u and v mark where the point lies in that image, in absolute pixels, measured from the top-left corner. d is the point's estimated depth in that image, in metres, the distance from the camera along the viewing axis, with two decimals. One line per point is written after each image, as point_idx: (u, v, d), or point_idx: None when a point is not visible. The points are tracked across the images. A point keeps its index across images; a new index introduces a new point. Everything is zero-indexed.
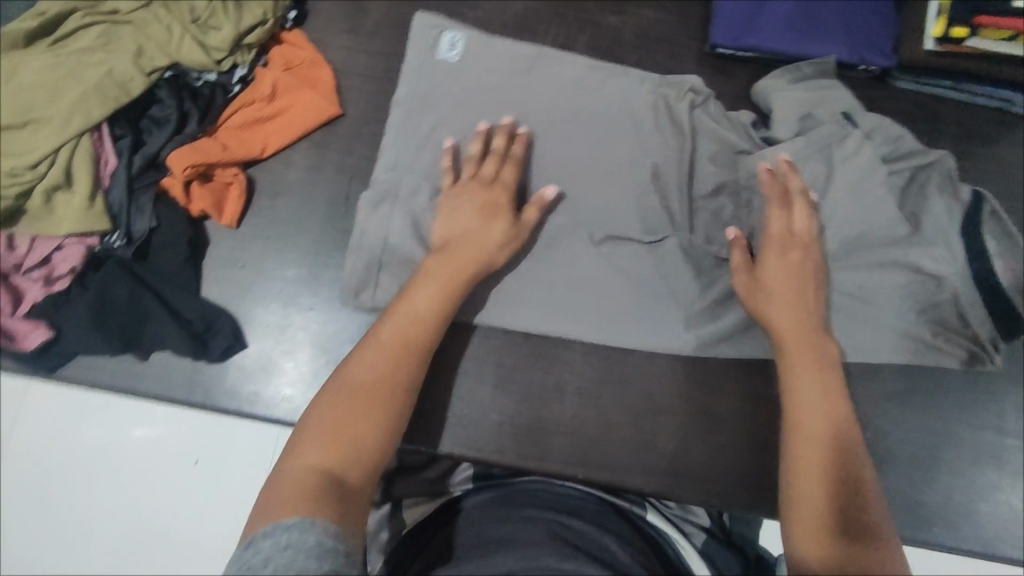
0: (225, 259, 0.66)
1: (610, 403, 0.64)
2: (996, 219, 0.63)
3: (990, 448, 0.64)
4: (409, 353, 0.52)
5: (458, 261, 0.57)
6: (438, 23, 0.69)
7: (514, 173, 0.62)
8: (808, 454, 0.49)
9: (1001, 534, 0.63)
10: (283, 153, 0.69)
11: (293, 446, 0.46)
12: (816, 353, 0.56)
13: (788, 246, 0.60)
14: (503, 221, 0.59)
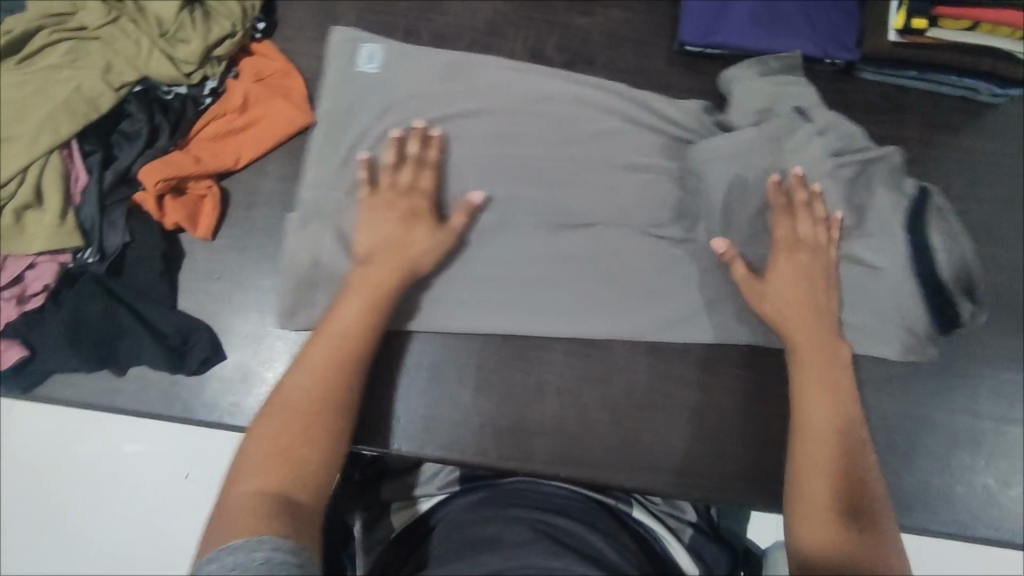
0: (200, 271, 0.66)
1: (590, 401, 0.65)
2: (942, 217, 0.66)
3: (965, 431, 0.65)
4: (339, 366, 0.54)
5: (380, 269, 0.59)
6: (354, 36, 0.69)
7: (433, 179, 0.64)
8: (817, 457, 0.52)
9: (979, 516, 0.64)
10: (256, 164, 0.70)
11: (236, 474, 0.47)
12: (825, 360, 0.58)
13: (791, 252, 0.62)
14: (426, 227, 0.61)
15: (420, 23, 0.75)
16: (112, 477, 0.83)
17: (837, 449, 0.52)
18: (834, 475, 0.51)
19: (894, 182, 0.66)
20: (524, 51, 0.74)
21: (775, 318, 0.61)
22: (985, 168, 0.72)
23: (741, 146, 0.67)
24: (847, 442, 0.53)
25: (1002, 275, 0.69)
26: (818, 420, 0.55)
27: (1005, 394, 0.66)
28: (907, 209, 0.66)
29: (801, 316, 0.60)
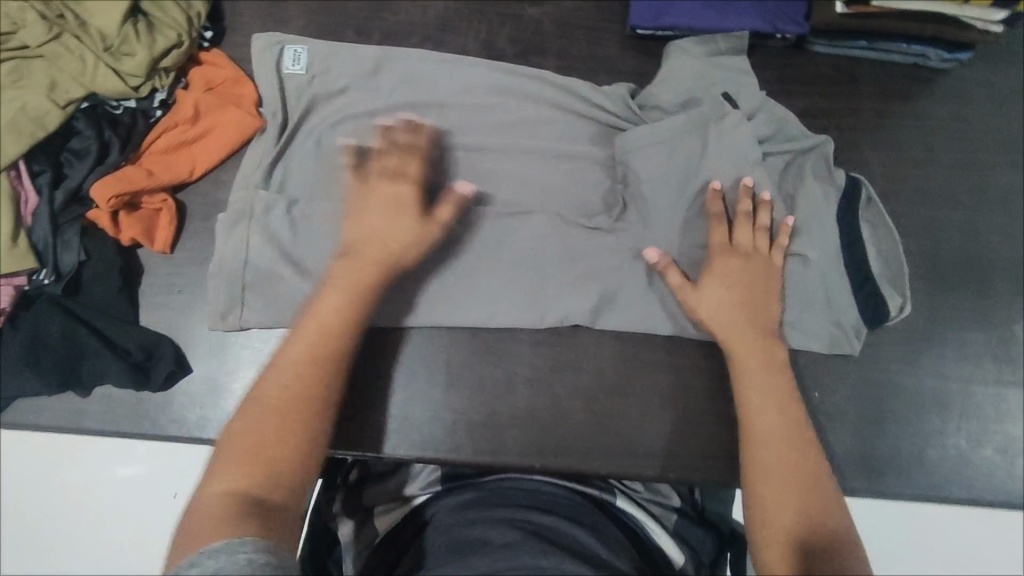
0: (160, 285, 0.65)
1: (562, 390, 0.65)
2: (872, 207, 0.67)
3: (933, 394, 0.66)
4: (320, 364, 0.52)
5: (363, 263, 0.57)
6: (279, 40, 0.70)
7: (419, 165, 0.61)
8: (770, 464, 0.52)
9: (951, 477, 0.64)
10: (212, 174, 0.69)
11: (208, 477, 0.47)
12: (767, 360, 0.59)
13: (726, 256, 0.62)
14: (411, 218, 0.59)
15: (370, 22, 0.74)
16: (103, 502, 0.83)
17: (789, 454, 0.52)
18: (789, 483, 0.51)
19: (823, 175, 0.68)
20: (477, 45, 0.74)
21: (713, 326, 0.60)
22: (939, 133, 0.73)
23: (696, 129, 0.67)
24: (802, 446, 0.53)
25: (962, 238, 0.70)
26: (769, 425, 0.55)
27: (971, 355, 0.67)
28: (836, 199, 0.67)
29: (745, 322, 0.60)
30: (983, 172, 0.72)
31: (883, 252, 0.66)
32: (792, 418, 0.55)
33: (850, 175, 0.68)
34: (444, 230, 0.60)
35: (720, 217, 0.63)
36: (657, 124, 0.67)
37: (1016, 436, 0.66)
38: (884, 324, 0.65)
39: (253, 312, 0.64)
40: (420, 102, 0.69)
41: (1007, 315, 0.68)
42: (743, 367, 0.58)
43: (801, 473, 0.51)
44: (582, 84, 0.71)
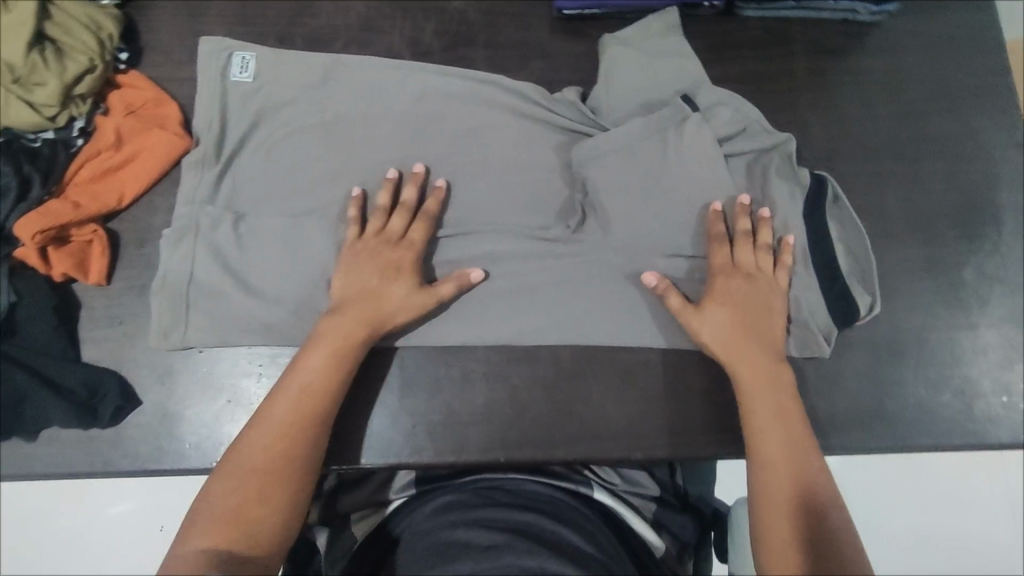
0: (100, 318, 0.64)
1: (520, 381, 0.64)
2: (838, 205, 0.67)
3: (888, 346, 0.66)
4: (297, 427, 0.53)
5: (352, 320, 0.58)
6: (227, 45, 0.69)
7: (423, 232, 0.63)
8: (775, 490, 0.53)
9: (915, 426, 0.64)
10: (144, 199, 0.67)
11: (188, 527, 0.49)
12: (773, 381, 0.58)
13: (730, 276, 0.62)
14: (405, 284, 0.60)
15: (292, 29, 0.73)
16: (92, 544, 0.83)
17: (792, 483, 0.53)
18: (788, 511, 0.52)
19: (787, 170, 0.67)
20: (404, 43, 0.73)
21: (715, 346, 0.60)
22: (874, 86, 0.73)
23: (653, 133, 0.66)
24: (804, 475, 0.53)
25: (904, 188, 0.70)
26: (772, 451, 0.55)
27: (923, 303, 0.67)
28: (802, 199, 0.66)
29: (750, 341, 0.59)
30: (920, 120, 0.72)
31: (829, 218, 0.66)
32: (797, 444, 0.55)
33: (815, 172, 0.68)
34: (437, 302, 0.61)
35: (720, 238, 0.63)
36: (619, 132, 0.67)
37: (976, 379, 0.66)
38: (855, 323, 0.65)
39: (200, 335, 0.62)
40: (354, 107, 0.69)
41: (956, 259, 0.69)
42: (748, 386, 0.58)
43: (796, 505, 0.52)
44: (524, 83, 0.71)
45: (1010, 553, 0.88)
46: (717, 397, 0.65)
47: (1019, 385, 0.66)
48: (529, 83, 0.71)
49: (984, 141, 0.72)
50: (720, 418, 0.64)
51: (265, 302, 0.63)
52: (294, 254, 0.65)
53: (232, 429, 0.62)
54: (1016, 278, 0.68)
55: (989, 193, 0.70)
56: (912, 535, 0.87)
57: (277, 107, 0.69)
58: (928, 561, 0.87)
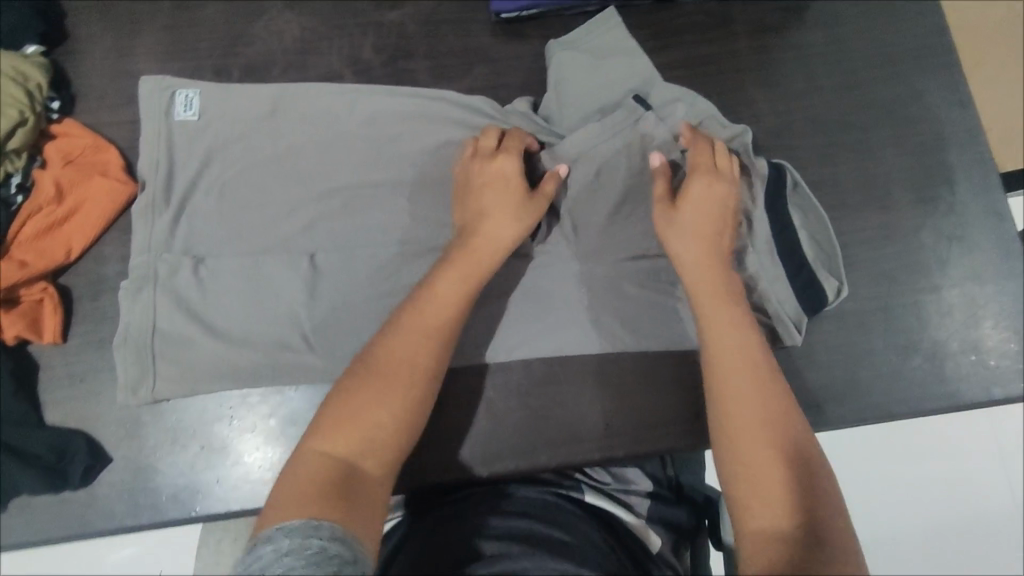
0: (60, 377, 0.62)
1: (496, 393, 0.64)
2: (798, 191, 0.67)
3: (855, 317, 0.67)
4: (432, 345, 0.53)
5: (477, 241, 0.58)
6: (166, 84, 0.68)
7: (520, 144, 0.64)
8: (755, 462, 0.48)
9: (889, 394, 0.65)
10: (93, 251, 0.66)
11: (310, 431, 0.48)
12: (744, 354, 0.54)
13: (709, 177, 0.62)
14: (517, 190, 0.61)
15: (229, 59, 0.71)
16: None
17: (780, 454, 0.48)
18: (776, 483, 0.47)
19: (743, 164, 0.66)
20: (344, 61, 0.72)
21: (687, 259, 0.60)
22: (818, 58, 0.73)
23: (608, 134, 0.66)
24: (791, 448, 0.49)
25: (857, 158, 0.71)
26: (748, 426, 0.50)
27: (884, 271, 0.68)
28: (763, 188, 0.66)
29: (718, 316, 0.56)
30: (866, 88, 0.73)
31: (790, 208, 0.66)
32: (778, 416, 0.50)
33: (773, 160, 0.67)
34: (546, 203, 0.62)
35: (702, 143, 0.64)
36: (576, 136, 0.66)
37: (944, 340, 0.67)
38: (823, 309, 0.66)
39: (165, 383, 0.61)
40: (302, 133, 0.68)
41: (913, 224, 0.69)
42: (716, 360, 0.54)
43: (784, 478, 0.47)
44: (474, 98, 0.70)
45: (988, 501, 0.91)
46: (694, 390, 0.65)
47: (985, 343, 0.67)
48: (479, 96, 0.70)
49: (930, 103, 0.72)
50: (698, 407, 0.64)
51: (229, 342, 0.62)
52: (256, 290, 0.64)
53: (209, 474, 0.61)
54: (973, 236, 0.69)
55: (939, 154, 0.71)
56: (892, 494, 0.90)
57: (224, 142, 0.67)
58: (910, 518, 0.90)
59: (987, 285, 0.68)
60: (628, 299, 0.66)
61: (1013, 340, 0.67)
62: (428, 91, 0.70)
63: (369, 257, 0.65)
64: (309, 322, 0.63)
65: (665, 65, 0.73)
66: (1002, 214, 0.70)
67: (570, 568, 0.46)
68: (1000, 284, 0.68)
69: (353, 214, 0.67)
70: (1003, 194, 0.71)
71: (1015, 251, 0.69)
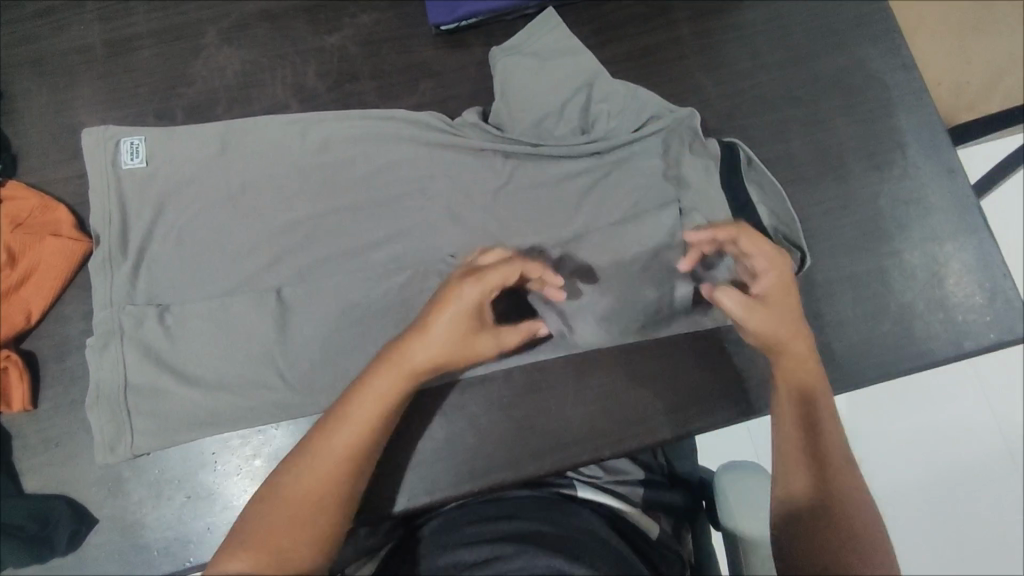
0: (35, 444, 0.61)
1: (478, 407, 0.64)
2: (754, 167, 0.67)
3: (822, 287, 0.68)
4: (347, 461, 0.52)
5: (401, 357, 0.54)
6: (110, 134, 0.67)
7: (495, 275, 0.56)
8: (790, 457, 0.56)
9: (863, 361, 0.66)
10: (53, 312, 0.64)
11: (226, 543, 0.50)
12: (813, 392, 0.58)
13: (770, 263, 0.60)
14: (462, 334, 0.56)
15: (170, 101, 0.70)
16: None
17: (813, 458, 0.55)
18: (810, 481, 0.54)
19: (696, 146, 0.67)
20: (289, 91, 0.71)
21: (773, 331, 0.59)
22: (760, 37, 0.74)
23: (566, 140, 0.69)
24: (825, 454, 0.55)
25: (808, 132, 0.71)
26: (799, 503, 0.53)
27: (846, 240, 0.69)
28: (718, 170, 0.67)
29: (786, 384, 0.58)
30: (811, 61, 0.73)
31: (747, 184, 0.67)
32: (818, 430, 0.56)
33: (724, 140, 0.68)
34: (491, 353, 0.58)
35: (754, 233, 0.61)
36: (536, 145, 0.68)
37: (911, 302, 0.68)
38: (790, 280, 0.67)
39: (143, 437, 0.60)
40: (254, 169, 0.67)
41: (870, 191, 0.70)
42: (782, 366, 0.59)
43: (818, 482, 0.53)
44: (426, 112, 0.69)
45: (964, 451, 0.94)
46: (676, 378, 0.65)
47: (951, 300, 0.68)
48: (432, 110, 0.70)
49: (874, 70, 0.73)
50: (680, 397, 0.65)
51: (203, 389, 0.62)
52: (225, 333, 0.63)
53: (199, 524, 0.61)
54: (928, 196, 0.71)
55: (887, 119, 0.72)
56: (871, 454, 0.94)
57: (177, 186, 0.66)
58: (890, 475, 0.93)
59: (947, 242, 0.70)
60: (601, 295, 0.65)
61: (977, 294, 0.68)
62: (379, 111, 0.69)
63: (335, 286, 0.65)
64: (281, 358, 0.63)
65: (611, 58, 0.73)
66: (955, 170, 0.71)
67: (561, 562, 0.45)
68: (959, 241, 0.70)
69: (315, 245, 0.66)
70: (954, 152, 0.72)
71: (971, 206, 0.71)
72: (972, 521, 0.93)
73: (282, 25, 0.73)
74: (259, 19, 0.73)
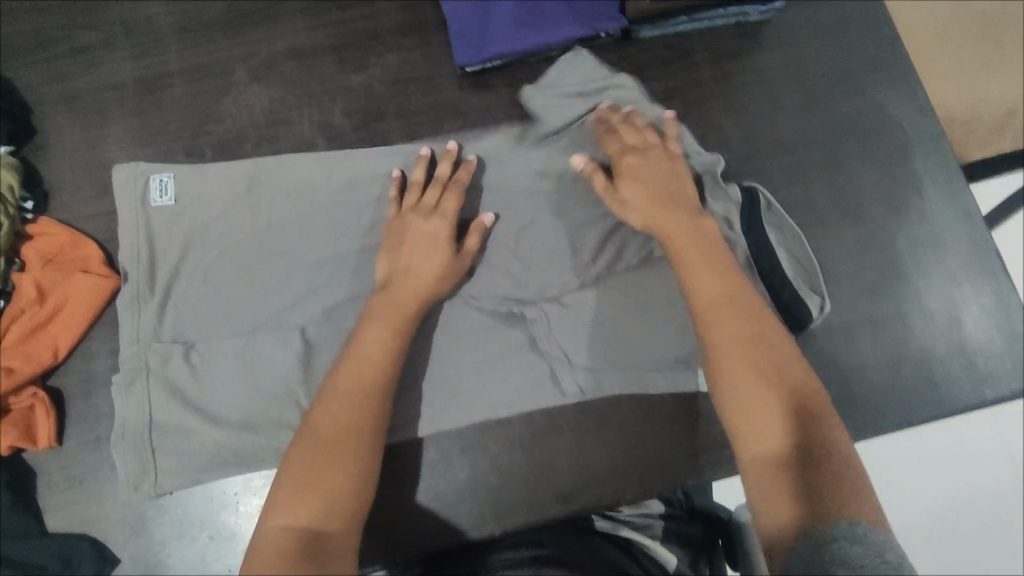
0: (59, 482, 0.61)
1: (500, 449, 0.64)
2: (772, 210, 0.69)
3: (843, 331, 0.68)
4: (365, 396, 0.55)
5: (404, 292, 0.61)
6: (141, 171, 0.68)
7: (455, 198, 0.65)
8: (737, 381, 0.53)
9: (884, 405, 0.66)
10: (80, 348, 0.65)
11: (268, 508, 0.50)
12: (735, 304, 0.57)
13: (633, 154, 0.65)
14: (444, 253, 0.62)
15: (199, 139, 0.71)
16: None
17: (762, 374, 0.53)
18: (762, 400, 0.52)
19: (718, 191, 0.68)
20: (316, 129, 0.72)
21: (673, 235, 0.61)
22: (780, 80, 0.75)
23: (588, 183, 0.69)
24: (773, 366, 0.54)
25: (827, 175, 0.72)
26: (757, 408, 0.52)
27: (866, 283, 0.69)
28: (739, 213, 0.68)
29: (699, 298, 0.58)
30: (830, 104, 0.74)
31: (766, 228, 0.68)
32: (756, 340, 0.55)
33: (743, 184, 0.69)
34: (468, 263, 0.64)
35: (609, 132, 0.67)
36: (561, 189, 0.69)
37: (930, 345, 0.68)
38: (808, 326, 0.67)
39: (168, 476, 0.61)
40: (281, 206, 0.68)
41: (888, 234, 0.71)
42: (693, 284, 0.59)
43: (775, 400, 0.52)
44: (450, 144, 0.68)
45: (979, 488, 0.94)
46: (699, 423, 0.65)
47: (970, 342, 0.68)
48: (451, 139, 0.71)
49: (892, 114, 0.74)
50: (700, 441, 0.65)
51: (227, 428, 0.62)
52: (250, 371, 0.63)
53: (221, 564, 0.61)
54: (946, 240, 0.71)
55: (905, 162, 0.73)
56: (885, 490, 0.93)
57: (203, 225, 0.67)
58: (905, 507, 0.93)
59: (965, 285, 0.70)
60: (625, 337, 0.65)
61: (997, 337, 0.68)
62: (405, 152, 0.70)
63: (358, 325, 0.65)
64: (305, 398, 0.63)
65: None
66: (973, 214, 0.72)
67: None
68: (977, 284, 0.70)
69: (339, 283, 0.67)
70: (972, 195, 0.72)
71: (990, 250, 0.71)
72: (988, 555, 0.93)
73: (309, 64, 0.74)
74: (287, 57, 0.74)
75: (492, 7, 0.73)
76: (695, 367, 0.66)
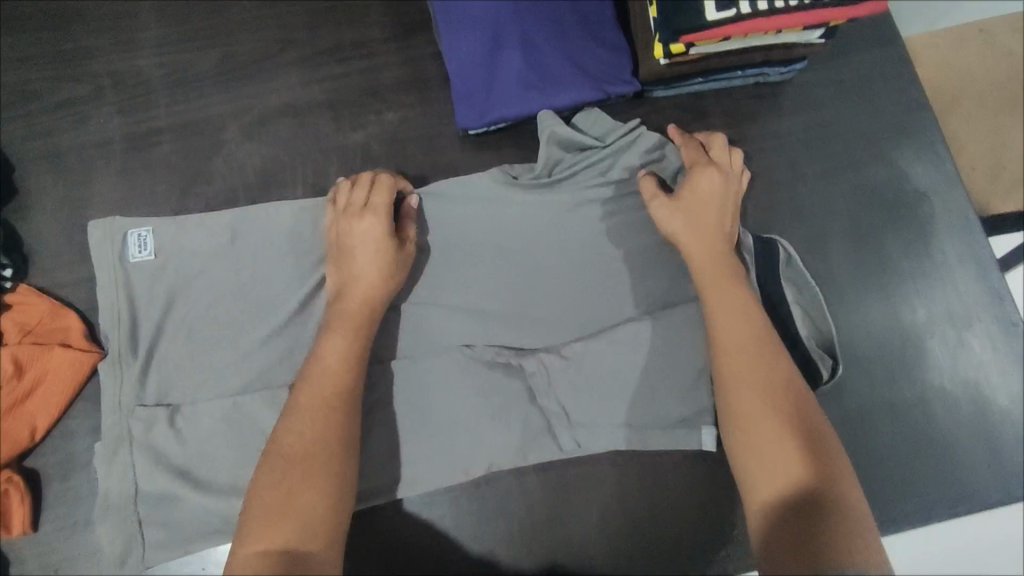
0: (35, 568, 0.59)
1: (499, 541, 0.61)
2: (792, 264, 0.65)
3: (864, 419, 0.64)
4: (330, 405, 0.52)
5: (357, 295, 0.58)
6: (117, 227, 0.64)
7: (383, 193, 0.61)
8: (743, 415, 0.51)
9: (906, 501, 0.63)
10: (59, 426, 0.62)
11: (243, 531, 0.47)
12: (756, 341, 0.55)
13: (704, 168, 0.62)
14: (386, 248, 0.59)
15: (188, 200, 0.68)
16: None
17: (776, 415, 0.50)
18: (773, 440, 0.49)
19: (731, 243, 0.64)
20: (310, 191, 0.69)
21: (698, 268, 0.59)
22: (799, 145, 0.71)
23: (592, 256, 0.66)
24: (791, 405, 0.51)
25: (848, 249, 0.69)
26: (769, 449, 0.49)
27: (888, 367, 0.66)
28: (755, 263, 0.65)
29: (719, 330, 0.55)
30: (852, 172, 0.70)
31: (783, 284, 0.64)
32: (769, 379, 0.52)
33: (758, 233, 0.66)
34: (412, 246, 0.61)
35: (691, 144, 0.64)
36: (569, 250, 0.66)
37: (955, 437, 0.64)
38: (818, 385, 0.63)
39: (155, 550, 0.58)
40: (269, 260, 0.65)
41: (912, 314, 0.67)
42: (715, 316, 0.56)
43: (790, 442, 0.49)
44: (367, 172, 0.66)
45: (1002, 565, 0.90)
46: (707, 507, 0.63)
47: (996, 434, 0.65)
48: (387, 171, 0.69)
49: (918, 185, 0.70)
50: (708, 521, 0.63)
51: (216, 495, 0.59)
52: (237, 449, 0.60)
53: None
54: (973, 321, 0.68)
55: (931, 237, 0.69)
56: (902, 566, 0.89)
57: (186, 281, 0.64)
58: None
59: (992, 372, 0.66)
60: (631, 423, 0.62)
61: None
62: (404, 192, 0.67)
63: None
64: None
65: None
66: (1002, 294, 0.68)
67: None
68: (1006, 370, 0.67)
69: None
70: (1001, 275, 0.69)
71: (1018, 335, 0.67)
72: None
73: (305, 121, 0.71)
74: (282, 113, 0.71)
75: (496, 64, 0.68)
76: (699, 424, 0.63)
